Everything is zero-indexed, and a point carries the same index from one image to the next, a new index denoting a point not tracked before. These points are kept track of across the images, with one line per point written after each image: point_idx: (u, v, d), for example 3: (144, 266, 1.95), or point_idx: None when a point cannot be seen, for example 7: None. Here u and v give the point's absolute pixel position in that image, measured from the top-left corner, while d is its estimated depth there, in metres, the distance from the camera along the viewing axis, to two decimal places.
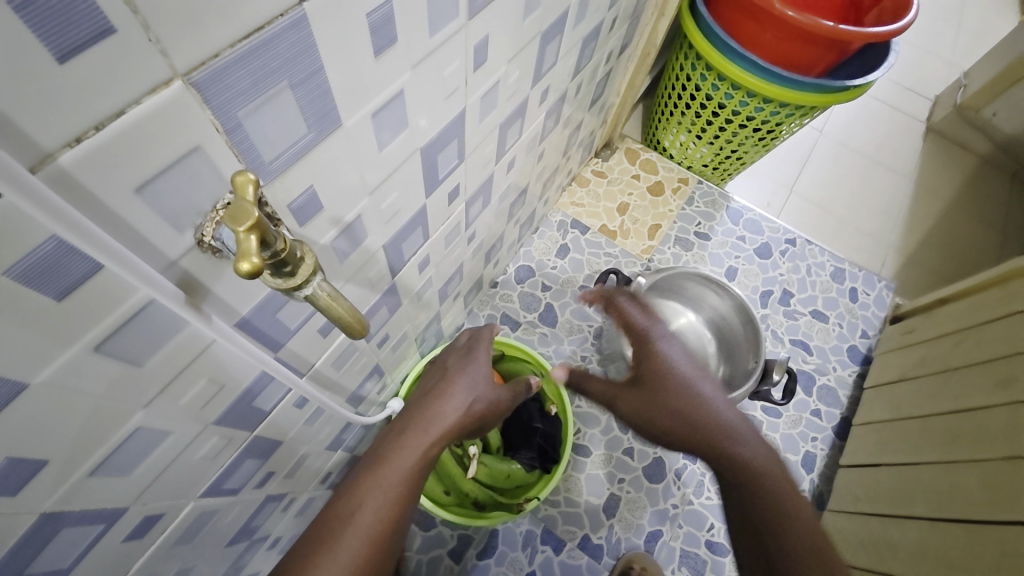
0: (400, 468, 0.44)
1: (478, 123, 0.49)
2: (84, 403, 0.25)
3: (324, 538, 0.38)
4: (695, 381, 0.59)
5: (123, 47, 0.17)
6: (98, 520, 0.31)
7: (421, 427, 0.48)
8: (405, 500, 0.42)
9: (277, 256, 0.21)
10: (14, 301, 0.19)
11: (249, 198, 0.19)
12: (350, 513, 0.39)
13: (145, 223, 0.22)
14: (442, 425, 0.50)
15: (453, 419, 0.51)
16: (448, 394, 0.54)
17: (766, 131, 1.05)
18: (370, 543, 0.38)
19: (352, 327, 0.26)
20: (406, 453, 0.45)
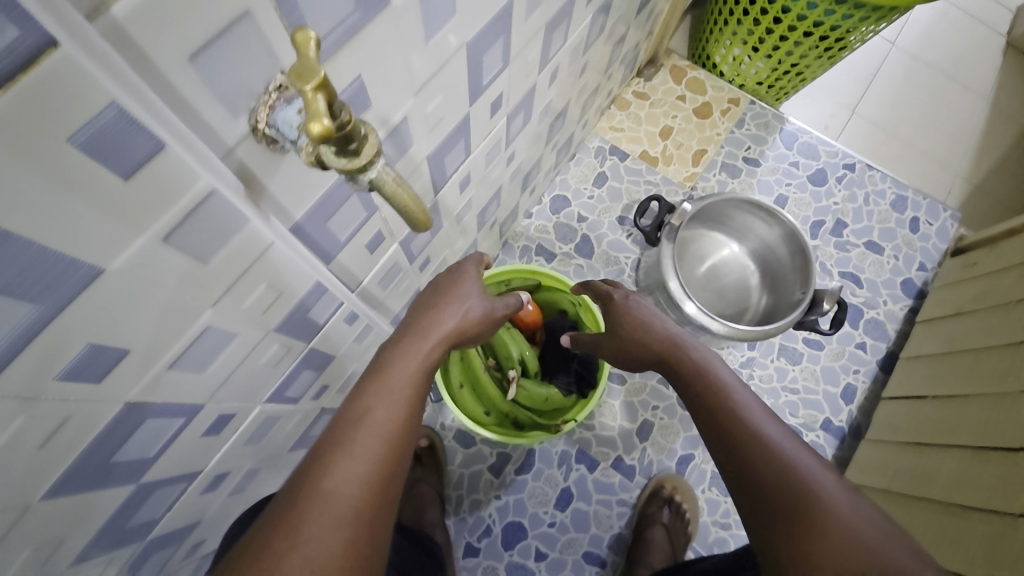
0: (403, 372, 0.42)
1: (525, 20, 0.44)
2: (157, 295, 0.25)
3: (339, 441, 0.36)
4: (646, 314, 0.61)
5: None
6: (178, 414, 0.33)
7: (420, 336, 0.46)
8: (416, 404, 0.41)
9: (343, 129, 0.19)
10: (83, 176, 0.18)
11: (313, 55, 0.17)
12: (362, 416, 0.38)
13: (201, 100, 0.20)
14: (441, 332, 0.47)
15: (452, 325, 0.48)
16: (448, 302, 0.49)
17: (834, 39, 0.93)
18: (387, 442, 0.37)
19: (417, 220, 0.25)
20: (408, 358, 0.44)
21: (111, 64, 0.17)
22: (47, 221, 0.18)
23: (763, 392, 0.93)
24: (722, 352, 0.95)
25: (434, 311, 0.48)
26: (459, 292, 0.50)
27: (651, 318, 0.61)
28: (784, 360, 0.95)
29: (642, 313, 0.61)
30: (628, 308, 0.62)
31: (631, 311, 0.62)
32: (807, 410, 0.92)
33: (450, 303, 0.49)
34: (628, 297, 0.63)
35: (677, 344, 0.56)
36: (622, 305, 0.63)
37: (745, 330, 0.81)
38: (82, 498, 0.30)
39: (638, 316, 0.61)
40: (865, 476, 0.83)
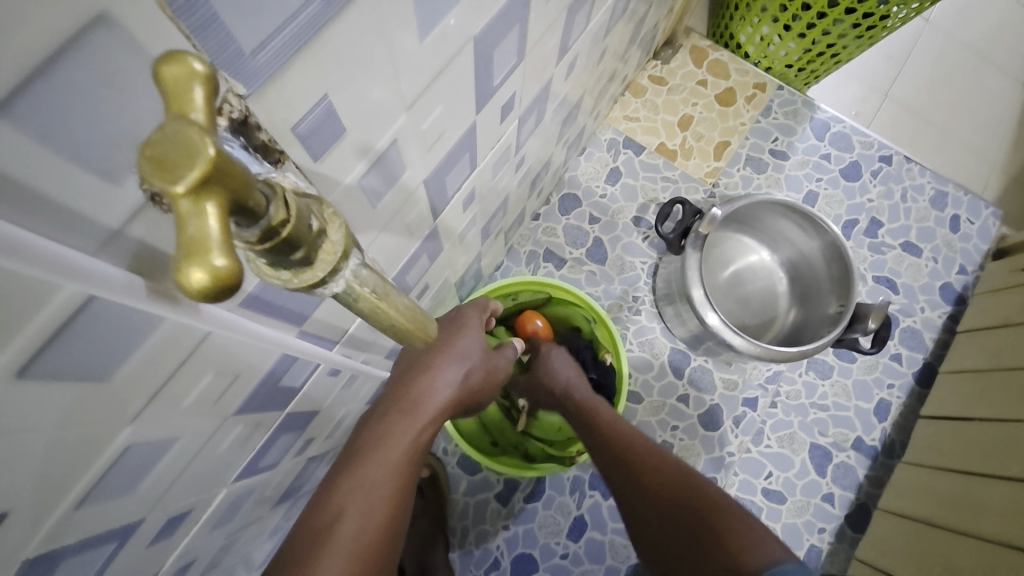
0: (382, 461, 0.38)
1: (546, 2, 0.35)
2: (30, 438, 0.17)
3: (305, 555, 0.33)
4: (563, 372, 0.65)
5: None
6: (105, 541, 0.25)
7: (407, 411, 0.40)
8: (398, 500, 0.37)
9: (268, 231, 0.14)
10: None
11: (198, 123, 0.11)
12: (332, 519, 0.35)
13: (31, 166, 0.12)
14: (434, 405, 0.41)
15: (445, 397, 0.41)
16: (441, 365, 0.41)
17: (875, 18, 0.83)
18: (360, 553, 0.34)
19: (402, 328, 0.22)
20: (388, 442, 0.39)
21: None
22: None
23: (790, 410, 0.86)
24: (747, 366, 0.88)
25: (423, 377, 0.41)
26: (456, 350, 0.42)
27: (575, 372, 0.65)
28: (813, 374, 0.88)
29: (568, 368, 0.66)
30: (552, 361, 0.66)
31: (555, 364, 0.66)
32: (837, 428, 0.86)
33: (442, 365, 0.41)
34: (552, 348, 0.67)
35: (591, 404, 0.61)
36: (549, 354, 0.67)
37: (776, 351, 0.74)
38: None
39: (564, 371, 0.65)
40: (902, 503, 0.78)
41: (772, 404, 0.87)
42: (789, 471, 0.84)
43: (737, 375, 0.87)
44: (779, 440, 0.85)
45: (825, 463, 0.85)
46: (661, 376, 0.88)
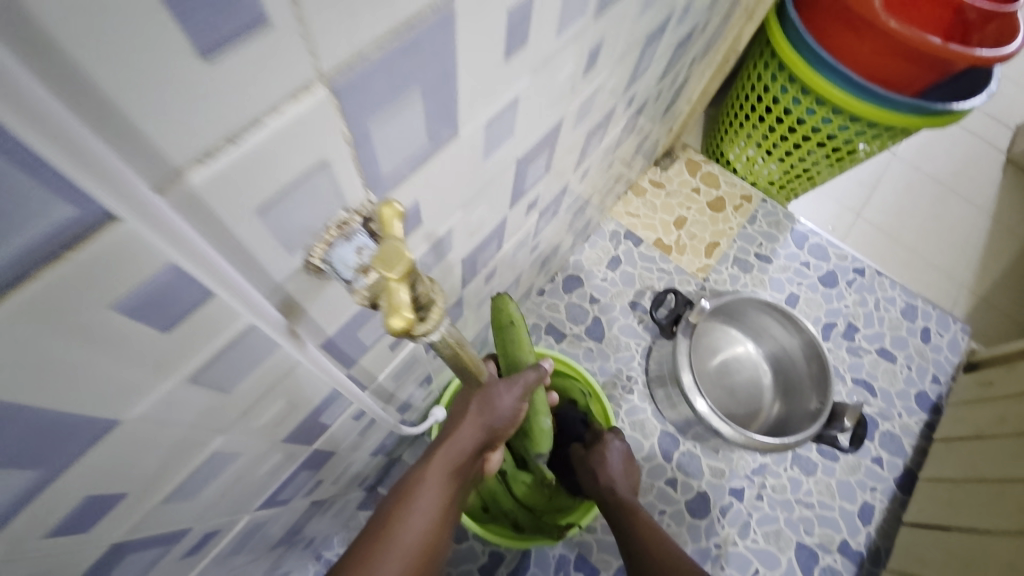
0: (433, 485, 0.42)
1: (571, 131, 0.45)
2: (168, 434, 0.22)
3: (365, 556, 0.38)
4: (615, 465, 0.67)
5: (274, 43, 0.14)
6: (160, 544, 0.29)
7: (453, 435, 0.44)
8: (442, 521, 0.42)
9: (418, 297, 0.21)
10: (118, 336, 0.16)
11: (396, 233, 0.19)
12: (385, 531, 0.40)
13: (260, 244, 0.19)
14: (477, 430, 0.45)
15: (489, 422, 0.45)
16: (485, 397, 0.46)
17: (844, 151, 0.98)
18: (410, 569, 0.39)
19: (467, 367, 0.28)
20: (439, 467, 0.42)
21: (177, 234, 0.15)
22: (68, 384, 0.16)
23: (775, 504, 0.88)
24: (734, 455, 0.90)
25: (475, 413, 0.45)
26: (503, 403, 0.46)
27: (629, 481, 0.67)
28: (798, 469, 0.90)
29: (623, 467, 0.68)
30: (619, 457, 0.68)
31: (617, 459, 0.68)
32: (822, 528, 0.87)
33: (492, 409, 0.46)
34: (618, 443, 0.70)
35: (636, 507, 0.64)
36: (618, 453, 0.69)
37: (762, 441, 0.77)
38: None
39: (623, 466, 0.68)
40: None
41: (758, 496, 0.88)
42: (774, 570, 0.84)
43: (725, 464, 0.89)
44: (765, 535, 0.86)
45: (811, 564, 0.84)
46: (650, 458, 0.90)
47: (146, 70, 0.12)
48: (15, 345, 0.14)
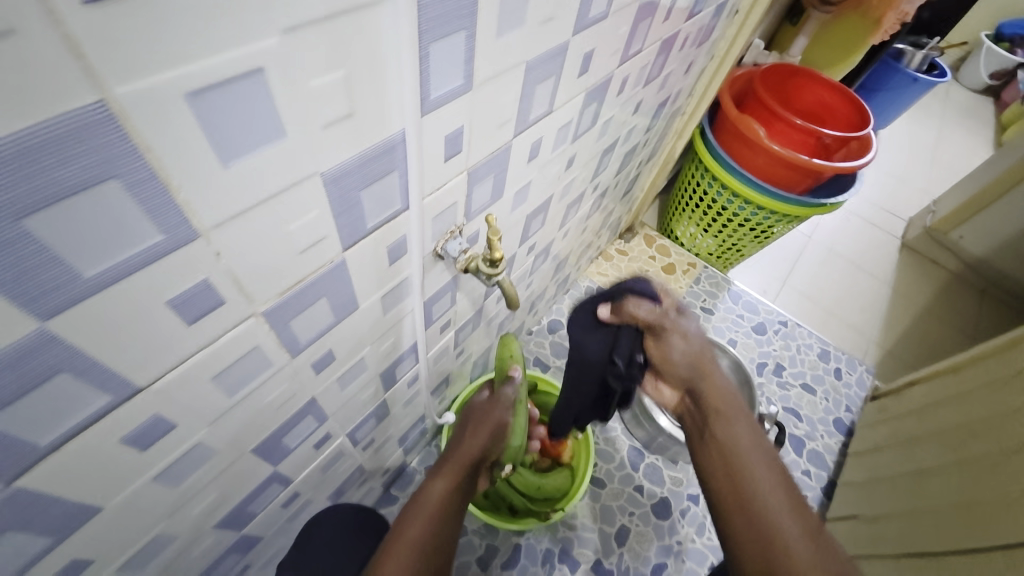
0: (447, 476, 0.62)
1: (559, 201, 0.73)
2: (362, 328, 0.45)
3: (394, 540, 0.52)
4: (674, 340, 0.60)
5: (460, 158, 0.40)
6: (317, 418, 0.49)
7: (452, 459, 0.65)
8: (450, 511, 0.57)
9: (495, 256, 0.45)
10: (382, 264, 0.40)
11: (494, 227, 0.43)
12: (408, 523, 0.54)
13: (428, 235, 0.44)
14: (469, 452, 0.67)
15: (477, 446, 0.68)
16: (476, 426, 0.71)
17: (760, 231, 1.30)
18: (428, 539, 0.52)
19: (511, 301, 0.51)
20: (452, 467, 0.63)
21: (414, 223, 0.40)
22: (363, 283, 0.40)
23: None
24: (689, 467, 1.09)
25: (472, 431, 0.70)
26: (496, 414, 0.73)
27: (701, 350, 0.60)
28: None
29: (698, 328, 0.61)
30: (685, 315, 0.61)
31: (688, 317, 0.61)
32: None
33: (486, 422, 0.71)
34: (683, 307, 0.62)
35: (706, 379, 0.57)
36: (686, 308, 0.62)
37: None
38: (250, 469, 0.44)
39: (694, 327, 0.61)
40: None
41: None
42: None
43: (682, 474, 1.08)
44: None
45: None
46: (620, 468, 1.08)
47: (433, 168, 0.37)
48: (367, 259, 0.38)
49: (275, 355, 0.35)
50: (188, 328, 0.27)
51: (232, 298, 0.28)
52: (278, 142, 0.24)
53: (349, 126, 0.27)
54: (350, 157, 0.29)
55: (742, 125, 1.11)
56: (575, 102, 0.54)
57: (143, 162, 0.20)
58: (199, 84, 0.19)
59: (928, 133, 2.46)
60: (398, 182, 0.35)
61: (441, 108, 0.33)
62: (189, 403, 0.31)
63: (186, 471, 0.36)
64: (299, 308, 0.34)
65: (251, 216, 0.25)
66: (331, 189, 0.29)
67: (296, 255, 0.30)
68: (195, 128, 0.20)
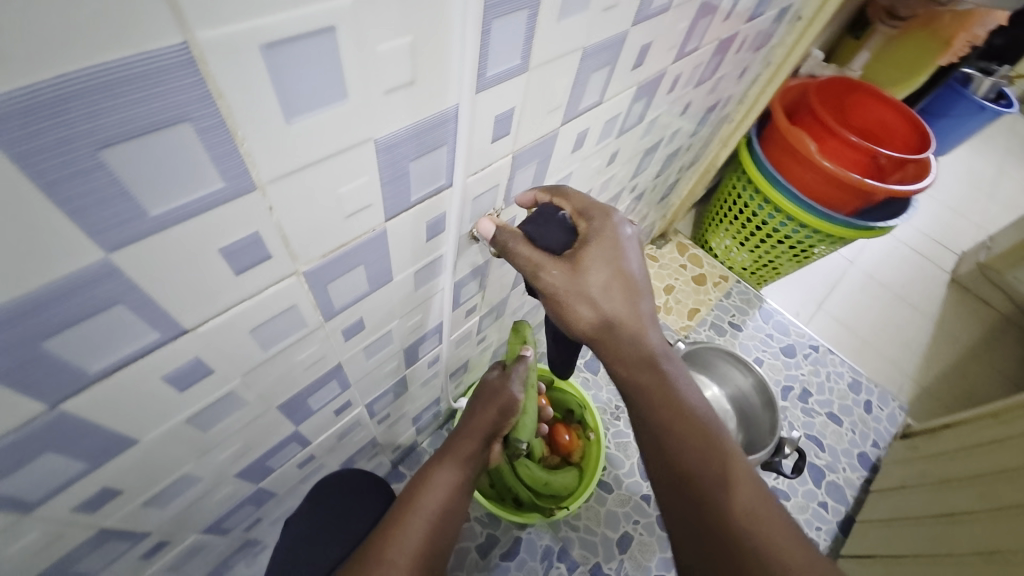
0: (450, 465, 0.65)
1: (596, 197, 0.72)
2: (393, 300, 0.45)
3: (395, 522, 0.56)
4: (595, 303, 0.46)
5: (507, 140, 0.40)
6: (340, 385, 0.50)
7: (458, 439, 0.69)
8: (451, 494, 0.62)
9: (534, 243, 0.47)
10: (419, 239, 0.41)
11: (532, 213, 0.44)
12: (411, 504, 0.59)
13: (466, 215, 0.44)
14: (474, 431, 0.70)
15: (481, 425, 0.71)
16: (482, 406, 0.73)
17: (799, 250, 1.26)
18: (425, 521, 0.57)
19: None
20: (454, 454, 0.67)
21: (455, 202, 0.40)
22: (399, 256, 0.40)
23: None
24: None
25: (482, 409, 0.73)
26: (508, 392, 0.73)
27: (617, 298, 0.46)
28: None
29: (599, 276, 0.45)
30: (586, 262, 0.45)
31: (591, 266, 0.45)
32: None
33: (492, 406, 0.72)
34: (591, 246, 0.45)
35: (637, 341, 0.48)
36: (605, 245, 0.45)
37: None
38: (274, 425, 0.45)
39: (594, 277, 0.45)
40: None
41: None
42: None
43: None
44: None
45: None
46: (630, 475, 1.07)
47: (481, 147, 0.38)
48: (405, 233, 0.38)
49: (310, 316, 0.36)
50: (236, 279, 0.28)
51: (278, 255, 0.29)
52: (340, 104, 0.24)
53: (407, 95, 0.28)
54: (403, 127, 0.29)
55: (794, 138, 1.07)
56: (625, 96, 0.53)
57: (215, 108, 0.20)
58: (273, 36, 0.20)
59: (991, 166, 2.32)
60: (446, 157, 0.35)
61: (496, 87, 0.33)
62: (228, 351, 0.32)
63: (216, 418, 0.37)
64: (338, 273, 0.35)
65: (306, 174, 0.26)
66: (382, 157, 0.30)
67: (342, 219, 0.31)
68: (264, 79, 0.21)
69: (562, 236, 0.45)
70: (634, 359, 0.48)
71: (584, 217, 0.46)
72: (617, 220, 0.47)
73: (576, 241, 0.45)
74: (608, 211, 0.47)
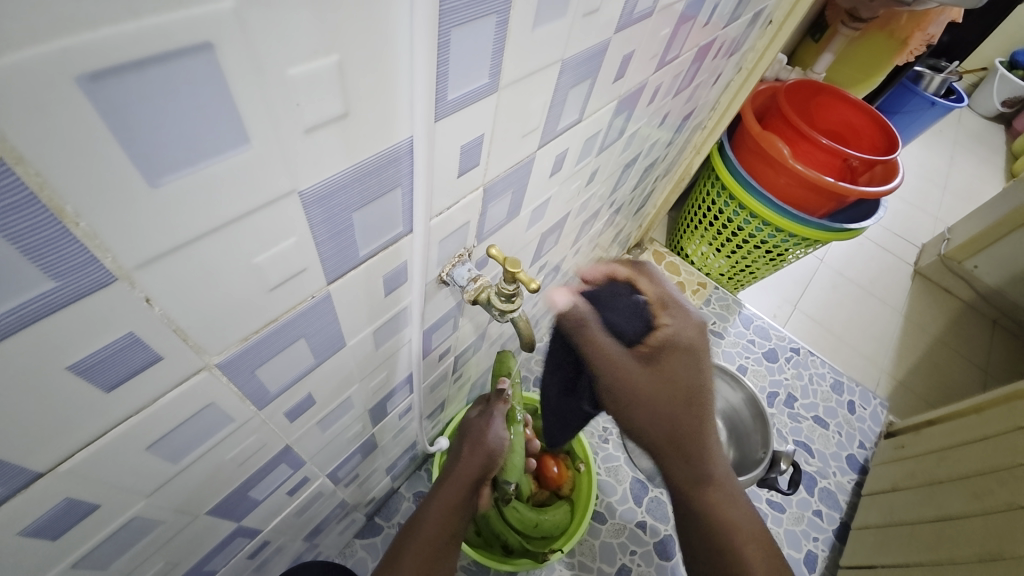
0: (439, 517, 0.57)
1: (575, 217, 0.66)
2: (350, 365, 0.38)
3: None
4: (665, 400, 0.44)
5: (476, 172, 0.33)
6: (292, 465, 0.42)
7: (447, 482, 0.61)
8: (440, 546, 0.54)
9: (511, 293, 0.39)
10: (376, 296, 0.33)
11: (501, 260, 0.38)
12: (395, 561, 0.51)
13: (431, 260, 0.37)
14: (463, 473, 0.62)
15: (470, 465, 0.62)
16: (470, 441, 0.64)
17: (775, 254, 1.24)
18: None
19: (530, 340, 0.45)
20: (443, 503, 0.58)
21: (417, 250, 0.33)
22: (350, 319, 0.32)
23: None
24: None
25: (469, 448, 0.64)
26: (491, 433, 0.64)
27: (690, 400, 0.44)
28: None
29: (666, 378, 0.44)
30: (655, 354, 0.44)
31: (660, 360, 0.44)
32: None
33: (481, 448, 0.63)
34: (663, 344, 0.44)
35: (699, 446, 0.45)
36: (677, 349, 0.45)
37: None
38: (206, 531, 0.36)
39: (665, 376, 0.44)
40: None
41: None
42: None
43: None
44: None
45: None
46: (623, 501, 1.01)
47: (447, 182, 0.31)
48: (357, 292, 0.31)
49: (237, 409, 0.28)
50: (109, 394, 0.20)
51: (174, 353, 0.21)
52: (241, 152, 0.17)
53: (341, 132, 0.21)
54: (339, 172, 0.22)
55: (766, 142, 1.05)
56: (607, 110, 0.47)
57: (16, 178, 0.13)
58: (107, 63, 0.13)
59: (939, 160, 2.42)
60: (402, 200, 0.28)
61: (460, 111, 0.27)
62: (118, 479, 0.24)
63: (116, 552, 0.28)
64: (269, 354, 0.27)
65: (201, 248, 0.19)
66: (313, 212, 0.23)
67: (264, 293, 0.23)
68: (98, 129, 0.14)
69: (630, 327, 0.44)
70: (690, 477, 0.47)
71: (660, 315, 0.45)
72: (692, 324, 0.46)
73: (649, 337, 0.45)
74: (688, 317, 0.47)
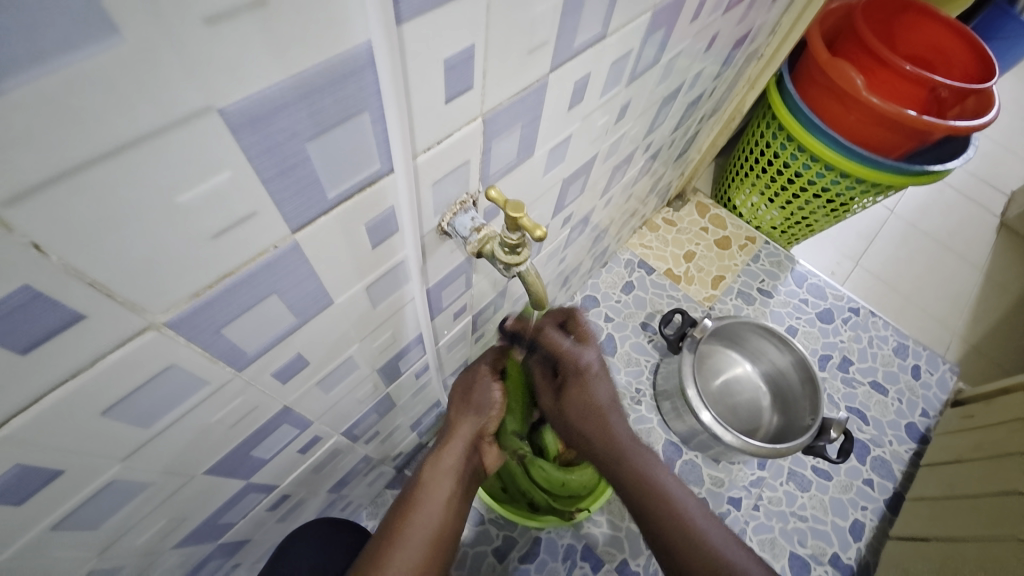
0: (438, 481, 0.47)
1: (603, 162, 0.59)
2: (344, 325, 0.35)
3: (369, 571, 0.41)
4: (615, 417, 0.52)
5: (470, 97, 0.28)
6: (297, 425, 0.40)
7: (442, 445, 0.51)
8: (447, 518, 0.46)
9: (515, 243, 0.34)
10: (361, 248, 0.29)
11: (501, 202, 0.33)
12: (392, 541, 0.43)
13: (426, 207, 0.32)
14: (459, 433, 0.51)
15: (465, 425, 0.52)
16: (463, 398, 0.53)
17: (838, 203, 1.10)
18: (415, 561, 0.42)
19: (540, 297, 0.41)
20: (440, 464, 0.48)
21: (403, 194, 0.28)
22: (332, 273, 0.29)
23: (771, 515, 0.94)
24: (733, 467, 0.98)
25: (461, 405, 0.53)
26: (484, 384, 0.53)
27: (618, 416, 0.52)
28: (793, 484, 0.97)
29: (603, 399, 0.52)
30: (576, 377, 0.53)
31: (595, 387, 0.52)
32: (814, 540, 0.93)
33: (473, 401, 0.53)
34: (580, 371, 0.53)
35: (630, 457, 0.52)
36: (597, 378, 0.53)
37: (758, 447, 0.85)
38: (210, 489, 0.36)
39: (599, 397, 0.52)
40: None
41: (755, 506, 0.95)
42: None
43: (725, 474, 0.97)
44: (760, 543, 0.92)
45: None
46: None
47: (432, 108, 0.25)
48: (334, 243, 0.27)
49: (208, 372, 0.26)
50: (27, 356, 0.18)
51: (99, 309, 0.18)
52: (112, 46, 0.13)
53: (262, 27, 0.16)
54: (273, 85, 0.17)
55: (836, 71, 0.90)
56: (637, 27, 0.39)
57: None
58: None
59: None
60: (374, 129, 0.23)
61: (434, 9, 0.21)
62: (78, 443, 0.22)
63: (103, 511, 0.28)
64: (235, 312, 0.24)
65: (93, 178, 0.15)
66: (247, 139, 0.18)
67: (205, 242, 0.20)
68: None
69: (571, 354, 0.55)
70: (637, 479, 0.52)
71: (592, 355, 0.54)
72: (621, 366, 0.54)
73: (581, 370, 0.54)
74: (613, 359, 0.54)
